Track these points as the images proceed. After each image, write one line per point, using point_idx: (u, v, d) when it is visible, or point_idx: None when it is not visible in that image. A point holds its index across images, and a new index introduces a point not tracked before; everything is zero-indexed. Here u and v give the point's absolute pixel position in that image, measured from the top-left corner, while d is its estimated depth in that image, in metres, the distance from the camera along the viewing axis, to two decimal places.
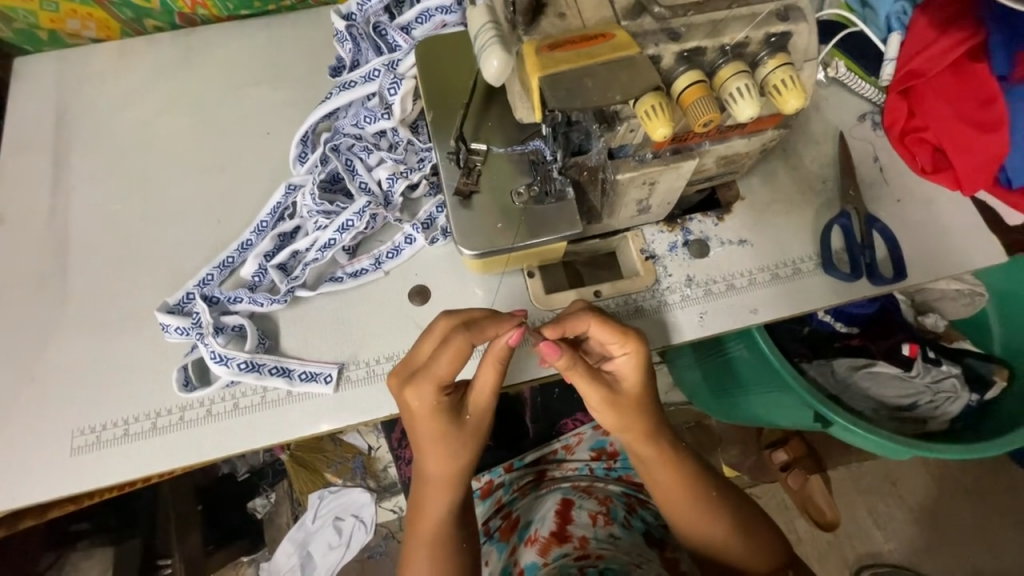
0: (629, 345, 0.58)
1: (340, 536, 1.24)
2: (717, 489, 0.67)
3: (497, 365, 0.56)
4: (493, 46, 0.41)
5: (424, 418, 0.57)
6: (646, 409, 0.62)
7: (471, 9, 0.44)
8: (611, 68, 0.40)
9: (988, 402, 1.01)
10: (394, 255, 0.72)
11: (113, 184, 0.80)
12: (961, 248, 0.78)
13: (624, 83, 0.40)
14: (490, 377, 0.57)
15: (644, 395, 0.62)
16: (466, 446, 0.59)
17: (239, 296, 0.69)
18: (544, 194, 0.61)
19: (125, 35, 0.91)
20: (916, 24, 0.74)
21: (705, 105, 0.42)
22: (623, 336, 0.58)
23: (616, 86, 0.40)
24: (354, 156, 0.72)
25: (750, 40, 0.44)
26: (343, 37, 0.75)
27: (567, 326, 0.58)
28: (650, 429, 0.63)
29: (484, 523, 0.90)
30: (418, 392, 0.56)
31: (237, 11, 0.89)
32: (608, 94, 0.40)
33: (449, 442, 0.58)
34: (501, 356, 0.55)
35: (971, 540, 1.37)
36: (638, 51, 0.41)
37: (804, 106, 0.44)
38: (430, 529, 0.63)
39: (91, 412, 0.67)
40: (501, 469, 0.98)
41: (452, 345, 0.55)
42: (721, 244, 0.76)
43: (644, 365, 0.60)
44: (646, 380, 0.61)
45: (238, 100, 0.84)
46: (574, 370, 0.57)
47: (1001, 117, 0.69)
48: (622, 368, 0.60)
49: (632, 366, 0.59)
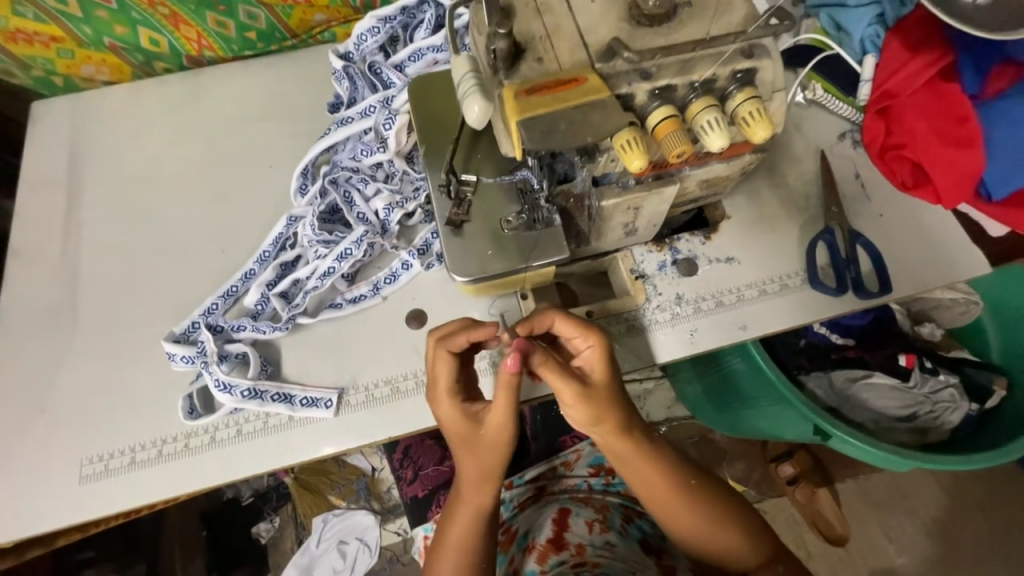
0: (592, 338, 0.60)
1: (343, 560, 1.23)
2: (699, 479, 0.67)
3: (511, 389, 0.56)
4: (474, 93, 0.44)
5: (454, 430, 0.60)
6: (622, 403, 0.61)
7: (454, 57, 0.48)
8: (583, 111, 0.43)
9: (988, 411, 1.02)
10: (391, 281, 0.74)
11: (124, 219, 0.83)
12: (947, 259, 0.80)
13: (596, 125, 0.43)
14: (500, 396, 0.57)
15: (616, 388, 0.61)
16: (486, 464, 0.60)
17: (242, 325, 0.72)
18: (532, 221, 0.63)
19: (135, 77, 0.96)
20: (888, 46, 0.77)
21: (678, 138, 0.45)
22: (585, 327, 0.60)
23: (589, 129, 0.43)
24: (352, 188, 0.76)
25: (719, 76, 0.47)
26: (340, 76, 0.79)
27: (535, 323, 0.61)
28: (628, 423, 0.62)
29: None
30: (446, 406, 0.60)
31: (241, 52, 0.94)
32: (582, 135, 0.43)
33: (473, 456, 0.60)
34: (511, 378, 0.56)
35: (985, 551, 1.34)
36: (609, 92, 0.44)
37: (773, 134, 0.47)
38: (457, 542, 0.63)
39: (100, 441, 0.69)
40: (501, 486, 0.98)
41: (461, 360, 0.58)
42: (709, 262, 0.78)
43: (611, 358, 0.61)
44: (615, 373, 0.61)
45: (243, 136, 0.88)
46: (545, 365, 0.57)
47: (974, 134, 0.73)
48: (590, 360, 0.61)
49: (598, 359, 0.60)
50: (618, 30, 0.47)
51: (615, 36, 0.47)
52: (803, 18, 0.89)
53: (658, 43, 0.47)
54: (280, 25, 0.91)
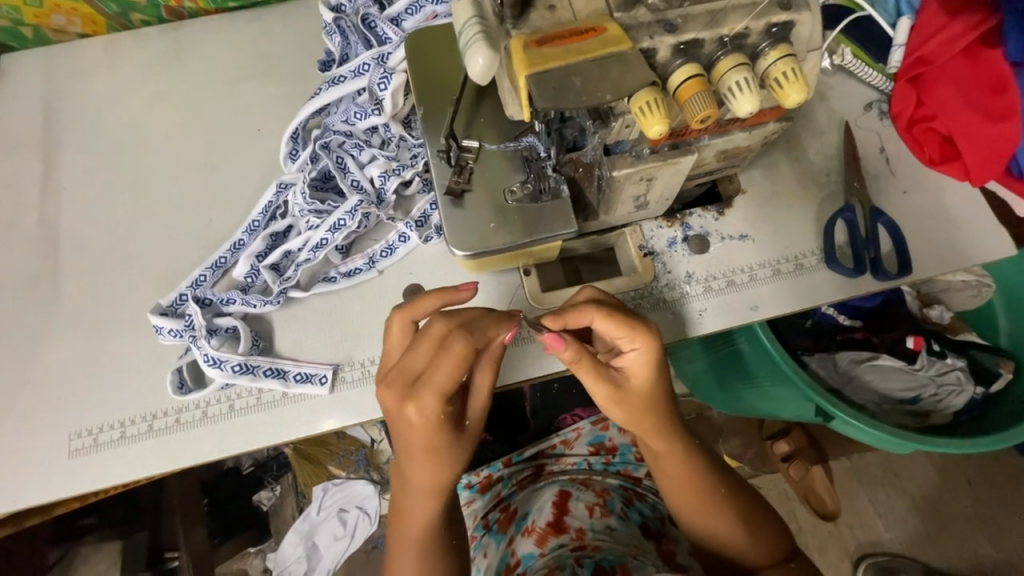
0: (639, 340, 0.56)
1: (345, 527, 1.25)
2: (728, 480, 0.66)
3: (492, 364, 0.56)
4: (478, 42, 0.39)
5: (423, 433, 0.53)
6: (654, 403, 0.60)
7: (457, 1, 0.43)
8: (601, 65, 0.38)
9: (993, 395, 1.01)
10: (387, 254, 0.70)
11: (105, 185, 0.79)
12: (970, 240, 0.76)
13: (616, 81, 0.38)
14: (487, 379, 0.57)
15: (652, 392, 0.59)
16: (464, 454, 0.57)
17: (231, 298, 0.68)
18: (538, 192, 0.59)
19: (112, 30, 0.89)
20: (926, 9, 0.72)
21: (703, 100, 0.41)
22: (633, 328, 0.56)
23: (607, 84, 0.38)
24: (345, 154, 0.71)
25: (751, 30, 0.42)
26: (331, 30, 0.73)
27: (571, 318, 0.56)
28: (660, 422, 0.61)
29: (482, 517, 0.91)
30: (420, 406, 0.52)
31: (224, 3, 0.87)
32: (598, 92, 0.38)
33: (449, 451, 0.56)
34: (498, 354, 0.56)
35: (972, 530, 1.36)
36: (630, 44, 0.39)
37: (807, 100, 0.42)
38: (416, 529, 0.62)
39: (87, 414, 0.67)
40: (501, 464, 0.98)
41: (454, 353, 0.51)
42: (721, 239, 0.74)
43: (654, 362, 0.57)
44: (656, 377, 0.59)
45: (228, 96, 0.82)
46: (580, 363, 0.56)
47: (1013, 105, 0.68)
48: (631, 359, 0.58)
49: (641, 362, 0.57)
50: None
51: None
52: None
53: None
54: None
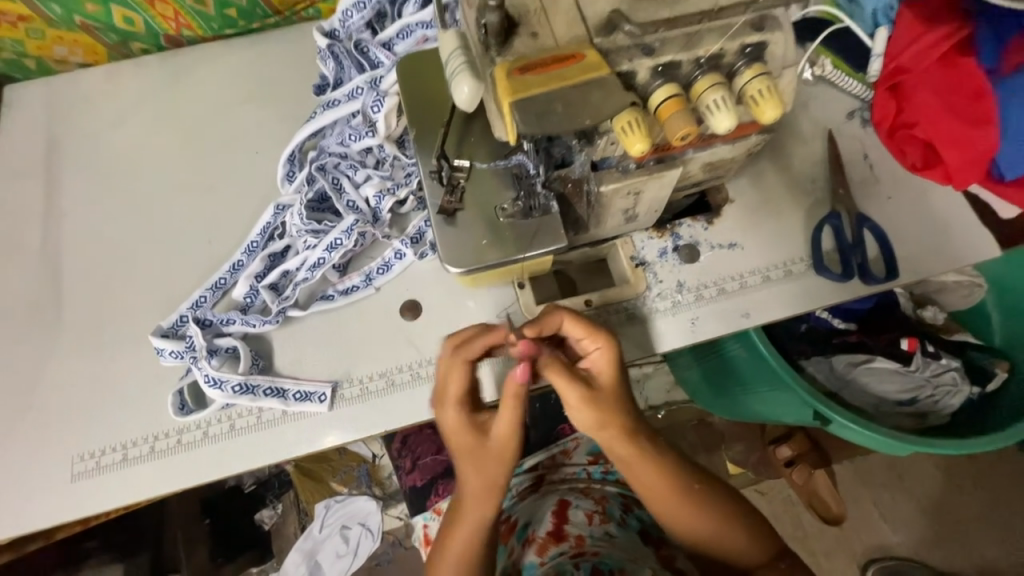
0: (601, 339, 0.59)
1: (346, 544, 1.25)
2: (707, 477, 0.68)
3: (517, 399, 0.57)
4: (463, 71, 0.41)
5: (454, 437, 0.60)
6: (625, 407, 0.61)
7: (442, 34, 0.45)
8: (582, 90, 0.39)
9: (991, 394, 1.02)
10: (384, 271, 0.72)
11: (107, 210, 0.80)
12: (957, 243, 0.77)
13: (596, 107, 0.39)
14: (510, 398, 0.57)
15: (621, 392, 0.61)
16: (498, 466, 0.59)
17: (231, 318, 0.69)
18: (528, 209, 0.60)
19: (112, 59, 0.91)
20: (902, 19, 0.74)
21: (682, 120, 0.43)
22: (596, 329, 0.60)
23: (587, 110, 0.39)
24: (340, 174, 0.72)
25: (726, 51, 0.44)
26: (325, 56, 0.74)
27: (544, 324, 0.59)
28: (631, 426, 0.61)
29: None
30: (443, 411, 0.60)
31: (222, 31, 0.89)
32: (578, 119, 0.39)
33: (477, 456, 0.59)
34: (521, 392, 0.57)
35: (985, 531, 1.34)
36: (609, 69, 0.39)
37: (782, 114, 0.44)
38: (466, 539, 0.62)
39: (89, 436, 0.68)
40: None
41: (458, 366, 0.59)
42: (711, 248, 0.76)
43: (618, 361, 0.60)
44: (621, 376, 0.61)
45: (227, 121, 0.84)
46: (551, 364, 0.58)
47: (990, 111, 0.70)
48: (598, 361, 0.60)
49: (606, 360, 0.60)
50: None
51: (616, 7, 0.43)
52: None
53: (661, 14, 0.43)
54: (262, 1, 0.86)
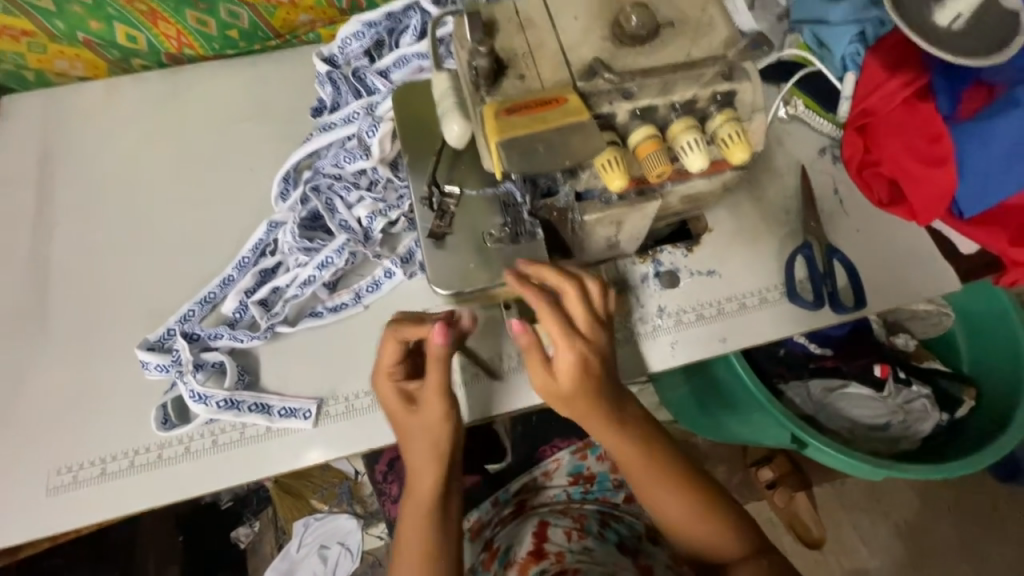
0: (568, 342, 0.58)
1: (325, 564, 1.22)
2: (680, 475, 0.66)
3: (439, 361, 0.60)
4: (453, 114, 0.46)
5: (393, 410, 0.63)
6: (588, 402, 0.60)
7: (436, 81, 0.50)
8: (564, 134, 0.40)
9: (957, 420, 1.07)
10: (373, 289, 0.73)
11: (98, 222, 0.81)
12: (923, 275, 0.82)
13: (576, 146, 0.40)
14: (433, 373, 0.61)
15: (585, 390, 0.59)
16: (436, 433, 0.62)
17: (219, 333, 0.70)
18: (515, 234, 0.63)
19: (112, 74, 0.92)
20: (868, 65, 0.81)
21: (658, 159, 0.46)
22: (561, 322, 0.58)
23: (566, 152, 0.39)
24: (334, 195, 0.74)
25: (699, 97, 0.47)
26: (324, 80, 0.77)
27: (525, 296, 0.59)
28: (595, 418, 0.62)
29: (471, 565, 0.91)
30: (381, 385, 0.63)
31: (222, 51, 0.92)
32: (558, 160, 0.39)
33: (417, 428, 0.62)
34: (441, 356, 0.60)
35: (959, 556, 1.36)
36: (589, 114, 0.40)
37: (750, 157, 0.48)
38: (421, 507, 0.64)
39: (67, 449, 0.67)
40: (488, 504, 1.00)
41: (388, 343, 0.62)
42: (691, 274, 0.79)
43: (581, 363, 0.58)
44: (586, 377, 0.59)
45: (224, 138, 0.86)
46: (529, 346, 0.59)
47: (947, 153, 0.76)
48: (560, 361, 0.58)
49: (570, 361, 0.58)
50: (600, 48, 0.47)
51: (597, 56, 0.46)
52: (786, 33, 0.91)
53: (639, 64, 0.46)
54: (263, 24, 0.89)
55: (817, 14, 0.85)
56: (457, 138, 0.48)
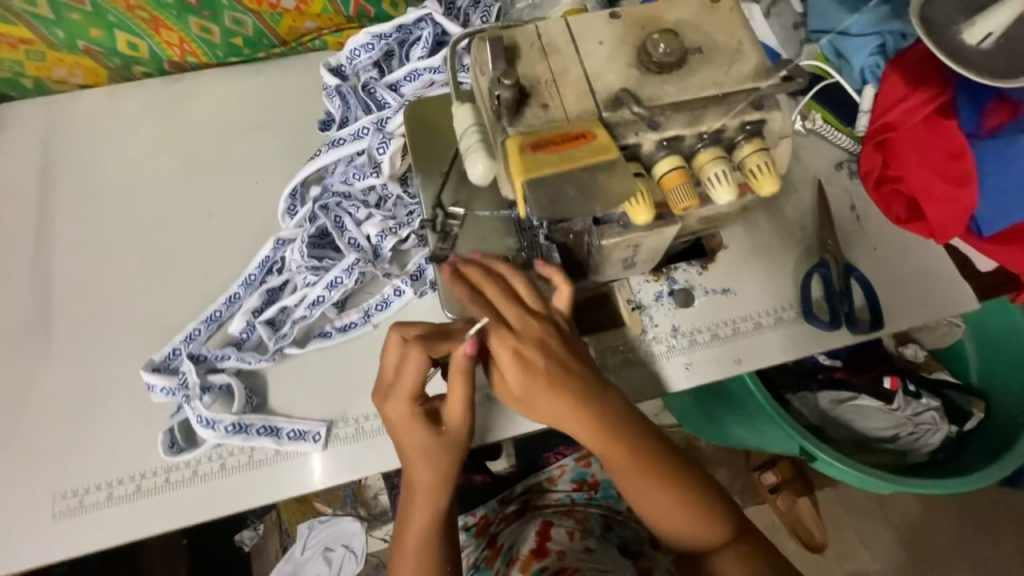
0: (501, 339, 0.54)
1: (329, 567, 1.20)
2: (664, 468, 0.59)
3: (465, 375, 0.56)
4: (478, 152, 0.44)
5: (399, 429, 0.57)
6: (541, 399, 0.55)
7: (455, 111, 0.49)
8: (591, 173, 0.39)
9: (966, 432, 1.06)
10: (383, 307, 0.72)
11: (101, 237, 0.79)
12: (940, 293, 0.80)
13: (605, 191, 0.39)
14: (458, 389, 0.56)
15: (533, 385, 0.55)
16: (456, 455, 0.58)
17: (226, 354, 0.69)
18: (533, 259, 0.64)
19: (112, 81, 0.90)
20: (888, 78, 0.78)
21: (684, 192, 0.45)
22: (495, 323, 0.55)
23: (597, 199, 0.40)
24: (343, 212, 0.72)
25: (727, 127, 0.45)
26: (332, 94, 0.76)
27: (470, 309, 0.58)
28: (553, 417, 0.56)
29: (472, 563, 0.89)
30: (390, 403, 0.57)
31: (226, 58, 0.89)
32: (591, 206, 0.39)
33: (429, 449, 0.57)
34: (469, 369, 0.55)
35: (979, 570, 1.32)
36: (617, 150, 0.39)
37: (778, 188, 0.46)
38: (421, 531, 0.59)
39: (73, 473, 0.66)
40: (494, 503, 0.99)
41: (411, 360, 0.55)
42: (705, 293, 0.78)
43: (522, 357, 0.54)
44: (529, 371, 0.54)
45: (228, 149, 0.84)
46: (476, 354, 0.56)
47: (968, 171, 0.74)
48: (502, 361, 0.54)
49: (509, 357, 0.54)
50: (627, 76, 0.45)
51: (623, 86, 0.45)
52: (804, 43, 0.89)
53: (668, 98, 0.44)
54: (268, 31, 0.86)
55: (837, 24, 0.83)
56: (480, 175, 0.45)
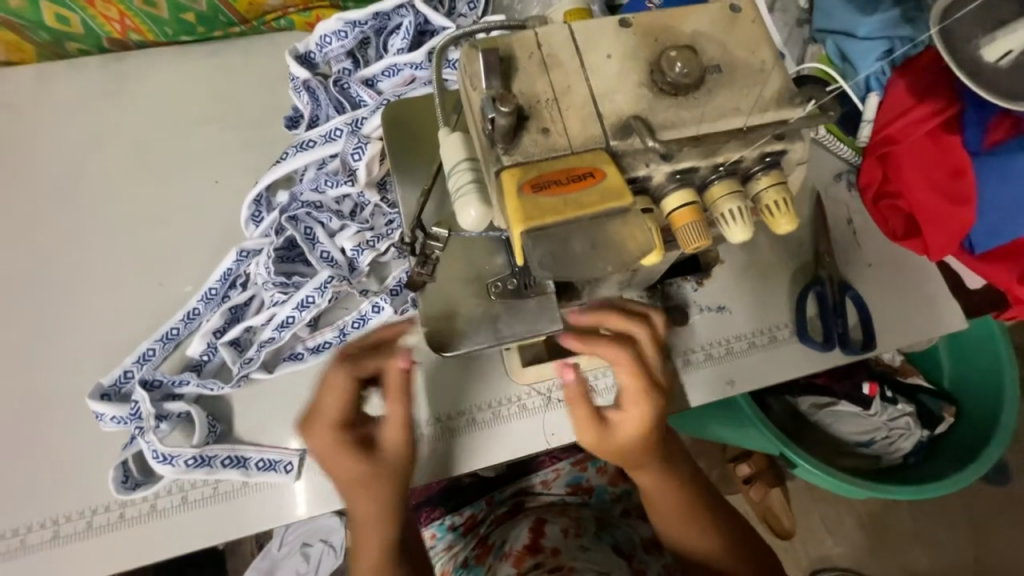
0: (644, 403, 0.55)
1: (307, 563, 1.08)
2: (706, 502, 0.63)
3: (401, 392, 0.55)
4: (471, 194, 0.40)
5: (331, 461, 0.55)
6: (649, 449, 0.58)
7: (444, 137, 0.44)
8: (597, 222, 0.37)
9: (937, 437, 1.07)
10: (359, 325, 0.65)
11: (34, 241, 0.70)
12: (929, 311, 0.80)
13: (615, 248, 0.38)
14: (394, 412, 0.55)
15: (650, 440, 0.57)
16: (388, 484, 0.56)
17: (184, 380, 0.63)
18: (523, 286, 0.58)
19: (42, 58, 0.78)
20: (894, 87, 0.73)
21: (696, 232, 0.40)
22: (641, 373, 0.55)
23: (608, 256, 0.38)
24: (314, 223, 0.66)
25: (745, 158, 0.41)
26: (299, 88, 0.69)
27: (592, 348, 0.56)
28: (651, 460, 0.59)
29: (461, 561, 0.84)
30: (314, 434, 0.55)
31: (177, 36, 0.79)
32: (598, 263, 0.38)
33: (363, 481, 0.55)
34: (395, 389, 0.54)
35: (949, 563, 1.36)
36: (631, 199, 0.37)
37: (795, 227, 0.42)
38: (370, 568, 0.57)
39: (13, 510, 0.60)
40: (483, 502, 0.92)
41: (336, 382, 0.55)
42: (700, 310, 0.75)
43: (650, 421, 0.56)
44: (654, 428, 0.56)
45: (181, 143, 0.75)
46: (582, 406, 0.55)
47: (971, 191, 0.70)
48: (627, 418, 0.55)
49: (641, 419, 0.55)
50: (637, 98, 0.40)
51: (634, 111, 0.40)
52: (807, 44, 0.84)
53: (688, 130, 0.40)
54: (225, 8, 0.76)
55: (844, 25, 0.77)
56: (467, 217, 0.41)
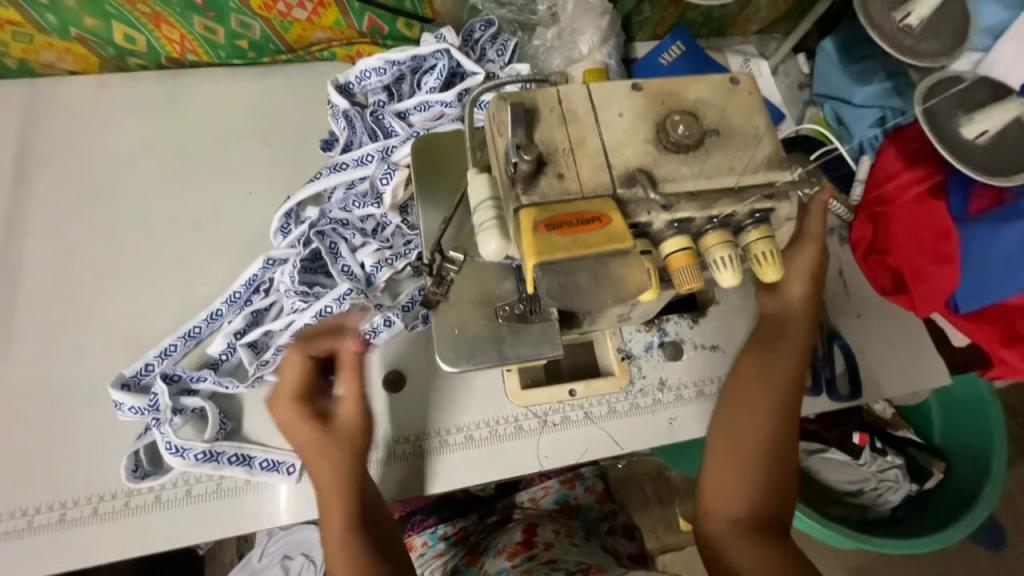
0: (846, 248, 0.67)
1: None
2: (777, 486, 0.63)
3: (354, 370, 0.60)
4: (491, 229, 0.45)
5: (292, 433, 0.60)
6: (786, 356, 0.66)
7: (473, 176, 0.49)
8: (602, 260, 0.41)
9: (925, 491, 1.09)
10: (371, 338, 0.69)
11: (75, 236, 0.75)
12: (914, 364, 0.83)
13: (613, 285, 0.43)
14: (348, 385, 0.60)
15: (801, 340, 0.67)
16: (343, 449, 0.59)
17: (202, 376, 0.66)
18: (528, 311, 0.62)
19: (104, 70, 0.85)
20: (885, 152, 0.78)
21: (690, 274, 0.45)
22: None
23: (605, 287, 0.43)
24: (338, 238, 0.70)
25: (737, 212, 0.46)
26: (338, 115, 0.75)
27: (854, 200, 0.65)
28: (768, 361, 0.66)
29: (450, 568, 0.83)
30: (276, 411, 0.61)
31: (229, 59, 0.86)
32: (597, 293, 0.43)
33: (324, 447, 0.59)
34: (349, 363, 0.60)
35: None
36: (631, 242, 0.41)
37: (780, 276, 0.47)
38: (338, 531, 0.58)
39: (25, 490, 0.62)
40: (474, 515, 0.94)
41: (291, 362, 0.61)
42: (696, 348, 0.77)
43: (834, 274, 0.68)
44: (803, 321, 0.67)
45: (222, 156, 0.81)
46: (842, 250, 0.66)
47: (953, 253, 0.72)
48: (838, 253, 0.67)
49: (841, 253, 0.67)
50: (645, 153, 0.45)
51: (640, 164, 0.45)
52: (806, 105, 0.91)
53: (688, 185, 0.45)
54: (276, 37, 0.83)
55: (841, 92, 0.84)
56: (490, 250, 0.46)
